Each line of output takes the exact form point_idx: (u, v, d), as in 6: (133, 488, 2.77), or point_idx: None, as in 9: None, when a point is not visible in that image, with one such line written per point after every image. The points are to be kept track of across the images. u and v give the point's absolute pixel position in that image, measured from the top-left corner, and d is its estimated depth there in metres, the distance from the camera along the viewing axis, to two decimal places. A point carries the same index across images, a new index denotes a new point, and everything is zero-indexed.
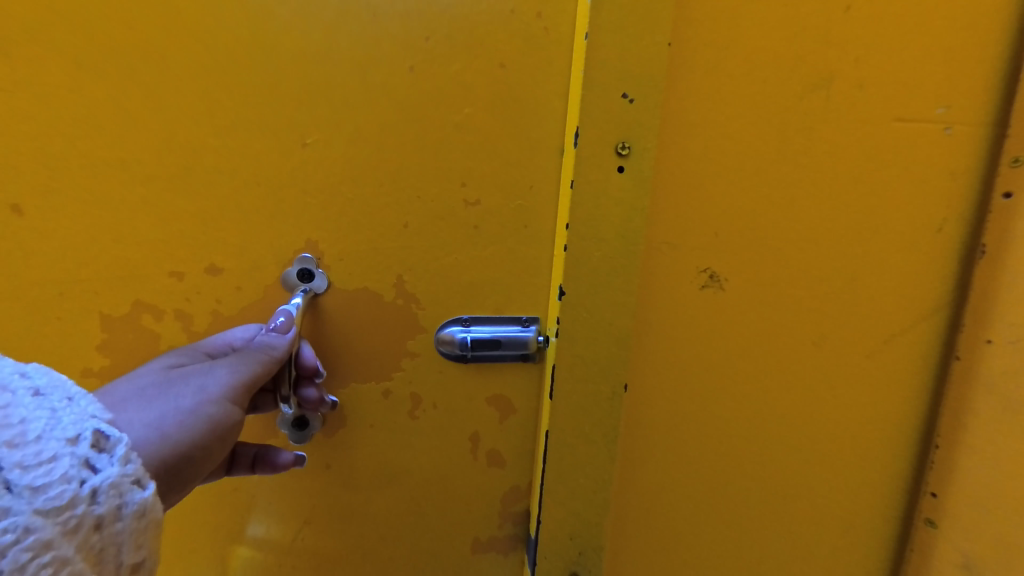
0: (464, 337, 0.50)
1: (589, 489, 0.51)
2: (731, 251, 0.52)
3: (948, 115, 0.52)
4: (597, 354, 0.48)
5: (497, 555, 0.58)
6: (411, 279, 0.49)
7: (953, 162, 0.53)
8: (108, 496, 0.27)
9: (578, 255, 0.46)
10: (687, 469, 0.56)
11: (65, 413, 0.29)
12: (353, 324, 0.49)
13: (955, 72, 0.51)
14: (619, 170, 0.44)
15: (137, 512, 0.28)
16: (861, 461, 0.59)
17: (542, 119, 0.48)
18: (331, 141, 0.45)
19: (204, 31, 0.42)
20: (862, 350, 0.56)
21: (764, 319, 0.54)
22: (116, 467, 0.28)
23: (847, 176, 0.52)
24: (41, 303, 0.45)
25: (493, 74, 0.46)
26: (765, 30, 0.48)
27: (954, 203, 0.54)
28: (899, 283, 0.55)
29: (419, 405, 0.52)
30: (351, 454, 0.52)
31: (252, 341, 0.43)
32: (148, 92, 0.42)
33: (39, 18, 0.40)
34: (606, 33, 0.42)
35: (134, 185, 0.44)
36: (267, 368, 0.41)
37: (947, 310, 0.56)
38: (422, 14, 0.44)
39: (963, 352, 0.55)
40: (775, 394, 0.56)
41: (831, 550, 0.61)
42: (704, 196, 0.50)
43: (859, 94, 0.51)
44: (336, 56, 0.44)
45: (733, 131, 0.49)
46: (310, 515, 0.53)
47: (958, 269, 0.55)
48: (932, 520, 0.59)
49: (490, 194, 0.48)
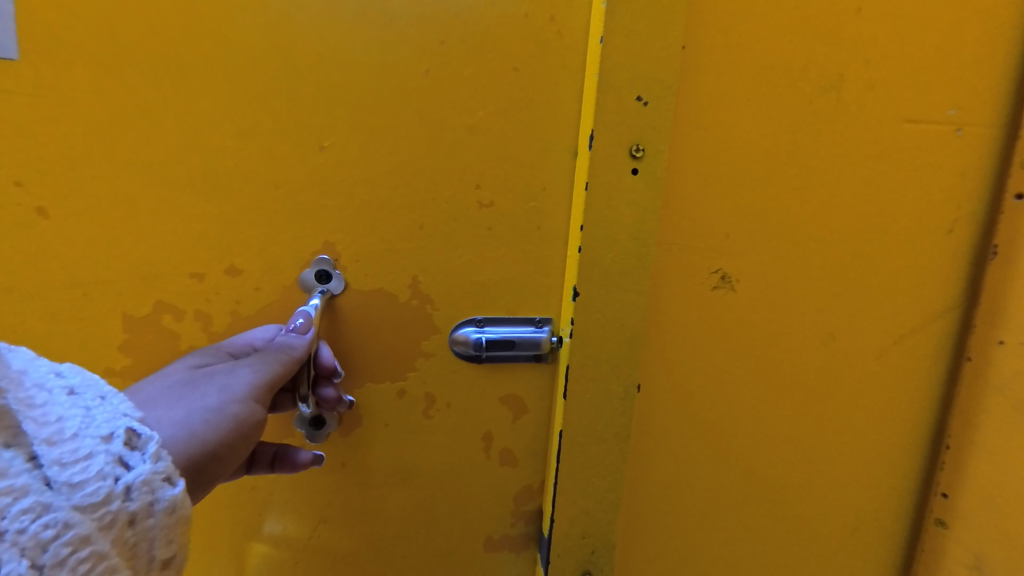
0: (478, 338, 0.51)
1: (602, 487, 0.51)
2: (743, 251, 0.52)
3: (959, 117, 0.52)
4: (610, 353, 0.48)
5: (510, 553, 0.59)
6: (426, 280, 0.50)
7: (963, 162, 0.53)
8: (141, 492, 0.28)
9: (592, 256, 0.46)
10: (698, 467, 0.57)
11: (99, 411, 0.29)
12: (368, 325, 0.50)
13: (966, 73, 0.51)
14: (633, 172, 0.45)
15: (168, 508, 0.29)
16: (872, 460, 0.59)
17: (555, 121, 0.48)
18: (347, 144, 0.46)
19: (224, 36, 0.43)
20: (873, 350, 0.56)
21: (776, 320, 0.54)
22: (148, 464, 0.29)
23: (858, 177, 0.52)
24: (64, 303, 0.46)
25: (506, 77, 0.47)
26: (776, 32, 0.48)
27: (965, 203, 0.54)
28: (910, 283, 0.55)
29: (433, 404, 0.53)
30: (366, 453, 0.53)
31: (273, 342, 0.44)
32: (169, 96, 0.43)
33: (65, 24, 0.41)
34: (620, 37, 0.42)
35: (156, 188, 0.45)
36: (288, 367, 0.42)
37: (958, 311, 0.56)
38: (438, 18, 0.45)
39: (974, 352, 0.55)
40: (786, 394, 0.56)
41: (842, 549, 0.61)
42: (716, 197, 0.51)
43: (869, 95, 0.51)
44: (353, 59, 0.45)
45: (743, 132, 0.50)
46: (326, 513, 0.54)
47: (969, 270, 0.55)
48: (943, 520, 0.59)
49: (503, 196, 0.49)
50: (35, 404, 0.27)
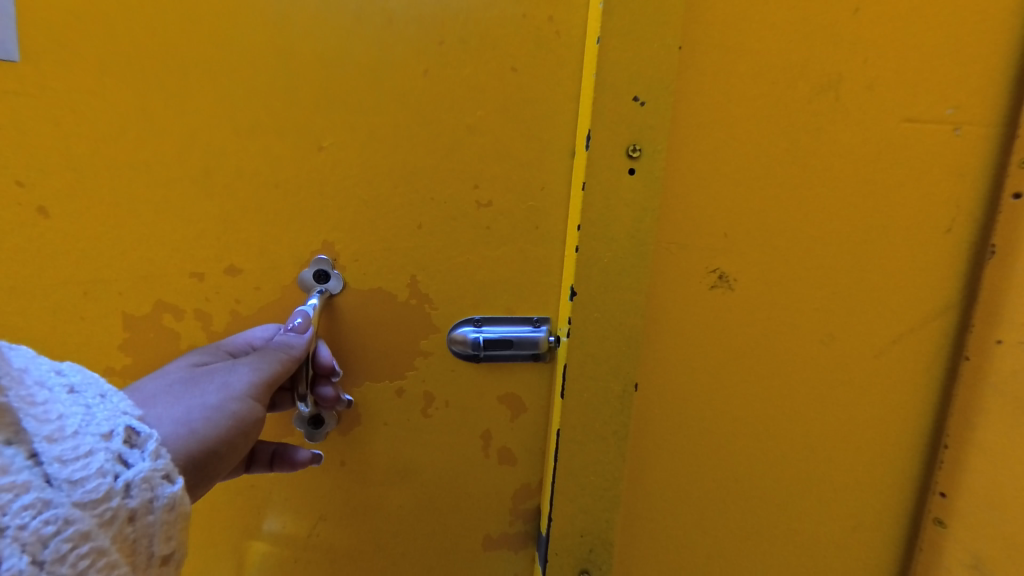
0: (476, 337, 0.51)
1: (600, 486, 0.51)
2: (741, 250, 0.52)
3: (957, 116, 0.52)
4: (608, 352, 0.49)
5: (508, 551, 0.59)
6: (424, 280, 0.50)
7: (961, 162, 0.53)
8: (140, 489, 0.28)
9: (590, 255, 0.46)
10: (696, 466, 0.57)
11: (99, 409, 0.30)
12: (367, 324, 0.50)
13: (964, 73, 0.51)
14: (631, 171, 0.45)
15: (167, 505, 0.29)
16: (870, 459, 0.59)
17: (553, 121, 0.48)
18: (346, 144, 0.46)
19: (224, 36, 0.43)
20: (872, 349, 0.56)
21: (774, 319, 0.54)
22: (147, 462, 0.29)
23: (856, 176, 0.52)
24: (66, 302, 0.46)
25: (505, 77, 0.47)
26: (774, 32, 0.48)
27: (963, 203, 0.54)
28: (907, 282, 0.55)
29: (432, 403, 0.53)
30: (365, 451, 0.53)
31: (272, 341, 0.45)
32: (170, 96, 0.44)
33: (66, 25, 0.41)
34: (618, 37, 0.43)
35: (157, 188, 0.45)
36: (287, 365, 0.42)
37: (956, 310, 0.56)
38: (436, 19, 0.45)
39: (973, 351, 0.55)
40: (784, 393, 0.56)
41: (840, 548, 0.61)
42: (714, 196, 0.51)
43: (868, 95, 0.51)
44: (352, 59, 0.45)
45: (741, 132, 0.50)
46: (326, 511, 0.54)
47: (967, 269, 0.55)
48: (942, 520, 0.59)
49: (502, 195, 0.49)
50: (36, 401, 0.27)
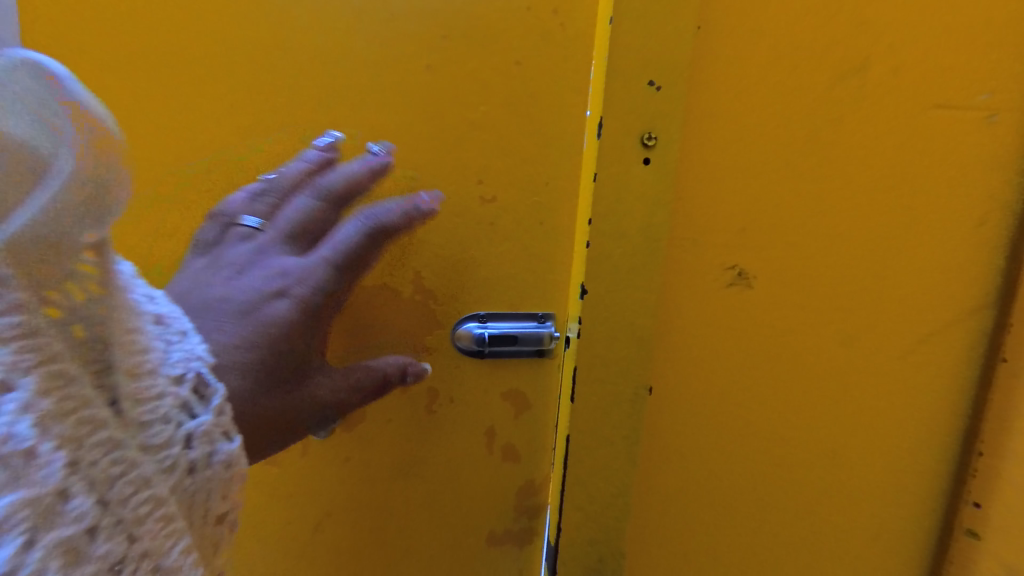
0: (481, 332, 0.49)
1: (609, 492, 0.49)
2: (758, 246, 0.50)
3: (992, 101, 0.49)
4: (617, 353, 0.47)
5: (512, 547, 0.57)
6: (428, 275, 0.48)
7: (995, 152, 0.50)
8: (200, 442, 0.26)
9: (599, 252, 0.44)
10: (709, 470, 0.54)
11: (174, 347, 0.28)
12: (370, 317, 0.49)
13: (999, 59, 0.48)
14: (645, 162, 0.43)
15: (224, 461, 0.27)
16: (896, 465, 0.56)
17: (559, 115, 0.47)
18: (346, 140, 0.45)
19: (220, 31, 0.42)
20: (898, 351, 0.53)
21: (792, 319, 0.52)
22: (209, 416, 0.27)
23: (877, 171, 0.50)
24: None
25: (508, 71, 0.45)
26: (793, 19, 0.46)
27: (997, 196, 0.51)
28: (936, 280, 0.52)
29: (436, 399, 0.52)
30: (368, 449, 0.52)
31: (410, 226, 0.39)
32: (167, 93, 0.43)
33: (60, 23, 0.41)
34: (628, 26, 0.41)
35: (152, 185, 0.44)
36: (375, 380, 0.43)
37: (988, 309, 0.53)
38: (438, 10, 0.43)
39: (1011, 353, 0.52)
40: (803, 396, 0.54)
41: (864, 559, 0.58)
42: (729, 191, 0.48)
43: (894, 79, 0.48)
44: (350, 54, 0.43)
45: (757, 124, 0.47)
46: (331, 506, 0.53)
47: (1002, 266, 0.52)
48: (975, 531, 0.56)
49: (506, 190, 0.47)
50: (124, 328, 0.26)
